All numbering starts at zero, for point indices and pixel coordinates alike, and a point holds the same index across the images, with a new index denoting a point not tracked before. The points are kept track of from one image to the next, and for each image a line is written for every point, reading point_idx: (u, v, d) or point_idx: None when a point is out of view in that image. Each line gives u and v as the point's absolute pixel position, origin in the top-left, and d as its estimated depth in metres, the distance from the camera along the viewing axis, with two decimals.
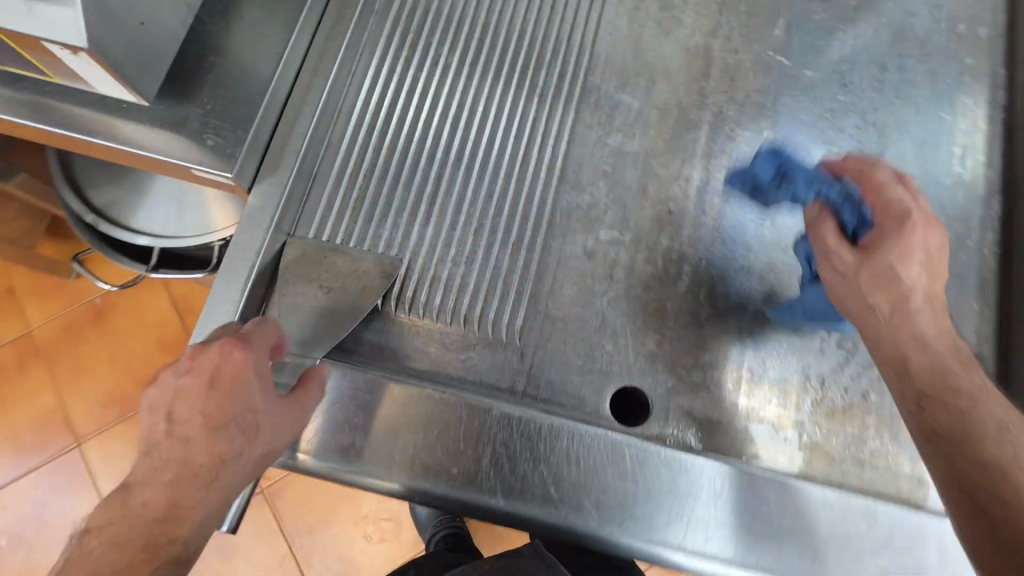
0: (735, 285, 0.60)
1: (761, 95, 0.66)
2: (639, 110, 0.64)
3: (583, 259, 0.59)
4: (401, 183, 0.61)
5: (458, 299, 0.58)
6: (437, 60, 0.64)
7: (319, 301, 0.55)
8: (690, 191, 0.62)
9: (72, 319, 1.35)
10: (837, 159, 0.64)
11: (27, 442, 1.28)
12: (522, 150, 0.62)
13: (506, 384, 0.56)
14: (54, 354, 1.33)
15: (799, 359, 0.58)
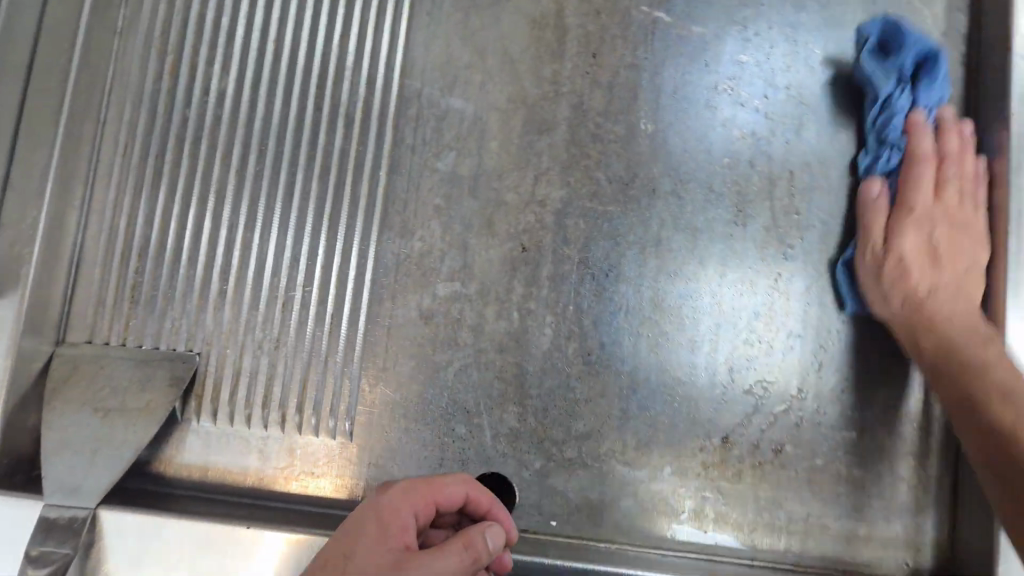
0: (611, 332, 0.48)
1: (636, 71, 0.50)
2: (474, 117, 0.50)
3: (420, 324, 0.48)
4: (186, 259, 0.49)
5: (273, 395, 0.48)
6: (209, 86, 0.50)
7: (86, 441, 0.44)
8: (549, 217, 0.49)
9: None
10: (738, 145, 0.50)
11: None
12: (331, 193, 0.49)
13: (342, 490, 0.47)
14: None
15: (695, 413, 0.48)
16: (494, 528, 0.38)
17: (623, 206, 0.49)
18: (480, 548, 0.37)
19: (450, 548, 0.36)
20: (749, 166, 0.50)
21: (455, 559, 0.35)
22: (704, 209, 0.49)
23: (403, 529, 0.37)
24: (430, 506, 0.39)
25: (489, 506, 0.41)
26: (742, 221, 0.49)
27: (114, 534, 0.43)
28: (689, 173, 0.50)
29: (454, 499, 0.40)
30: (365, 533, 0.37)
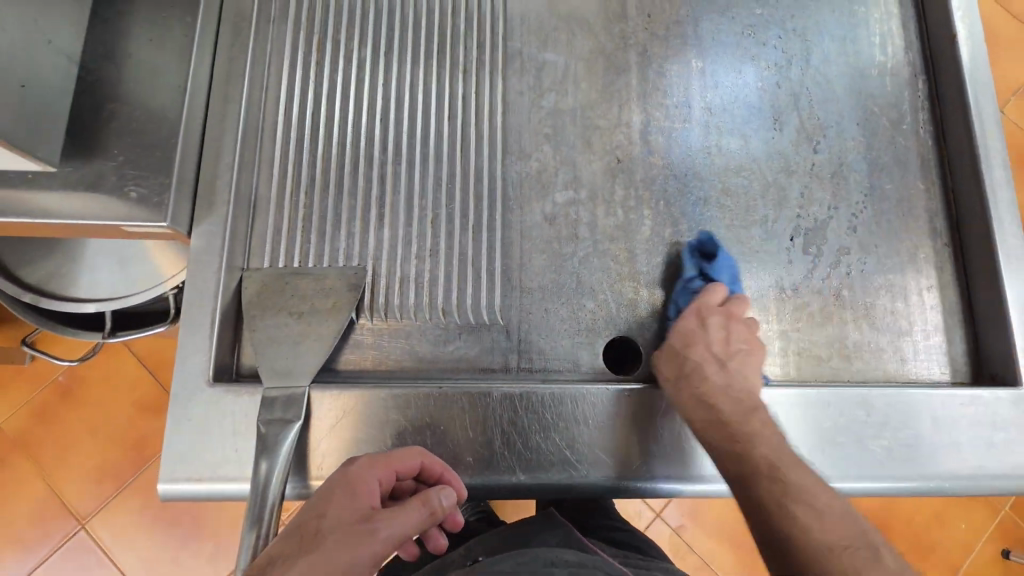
0: (696, 217, 0.60)
1: (682, 26, 0.66)
2: (565, 67, 0.64)
3: (545, 226, 0.59)
4: (345, 191, 0.59)
5: (431, 294, 0.57)
6: (351, 58, 0.62)
7: (290, 336, 0.52)
8: (633, 135, 0.62)
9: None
10: (766, 72, 0.65)
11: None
12: (460, 131, 0.61)
13: (499, 364, 0.56)
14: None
15: (772, 272, 0.60)
16: (447, 491, 0.47)
17: (688, 123, 0.63)
18: (435, 504, 0.46)
19: (409, 507, 0.44)
20: (776, 87, 0.65)
21: (415, 513, 0.45)
22: (749, 119, 0.64)
23: (371, 492, 0.45)
24: (406, 465, 0.48)
25: (442, 469, 0.49)
26: (778, 127, 0.64)
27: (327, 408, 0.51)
28: (733, 95, 0.64)
29: (413, 468, 0.48)
30: (345, 492, 0.44)
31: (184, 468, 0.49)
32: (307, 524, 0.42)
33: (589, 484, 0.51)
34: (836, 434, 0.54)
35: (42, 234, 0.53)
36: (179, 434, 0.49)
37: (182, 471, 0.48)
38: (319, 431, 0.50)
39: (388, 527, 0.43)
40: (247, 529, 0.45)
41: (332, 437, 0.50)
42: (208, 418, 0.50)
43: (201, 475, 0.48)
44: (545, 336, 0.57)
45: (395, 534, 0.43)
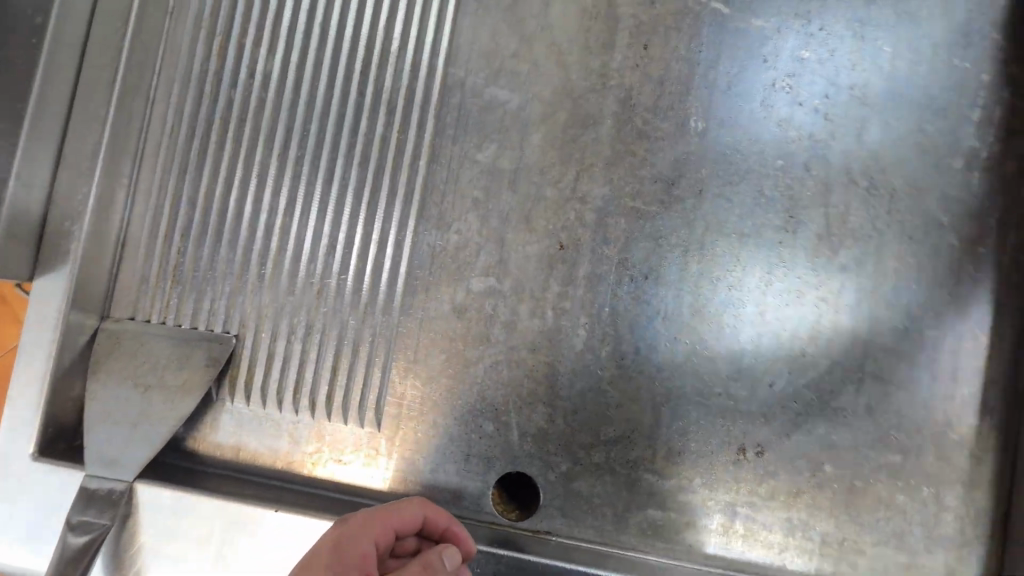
0: (647, 336, 0.47)
1: (689, 66, 0.48)
2: (517, 109, 0.49)
3: (453, 318, 0.48)
4: (226, 240, 0.50)
5: (305, 381, 0.48)
6: (254, 70, 0.50)
7: (129, 411, 0.46)
8: (589, 214, 0.48)
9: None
10: (793, 148, 0.47)
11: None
12: (370, 181, 0.49)
13: (367, 481, 0.47)
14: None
15: (731, 425, 0.46)
16: (450, 551, 0.38)
17: (667, 209, 0.47)
18: (438, 567, 0.37)
19: (409, 572, 0.36)
20: (802, 170, 0.47)
21: None
22: (754, 212, 0.47)
23: (364, 556, 0.37)
24: (407, 520, 0.41)
25: (445, 526, 0.42)
26: (792, 227, 0.47)
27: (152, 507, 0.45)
28: (739, 175, 0.47)
29: (414, 523, 0.41)
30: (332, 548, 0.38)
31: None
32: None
33: None
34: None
35: None
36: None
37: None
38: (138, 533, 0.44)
39: None
40: None
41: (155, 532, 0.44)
42: (27, 497, 0.45)
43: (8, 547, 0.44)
44: (427, 454, 0.47)
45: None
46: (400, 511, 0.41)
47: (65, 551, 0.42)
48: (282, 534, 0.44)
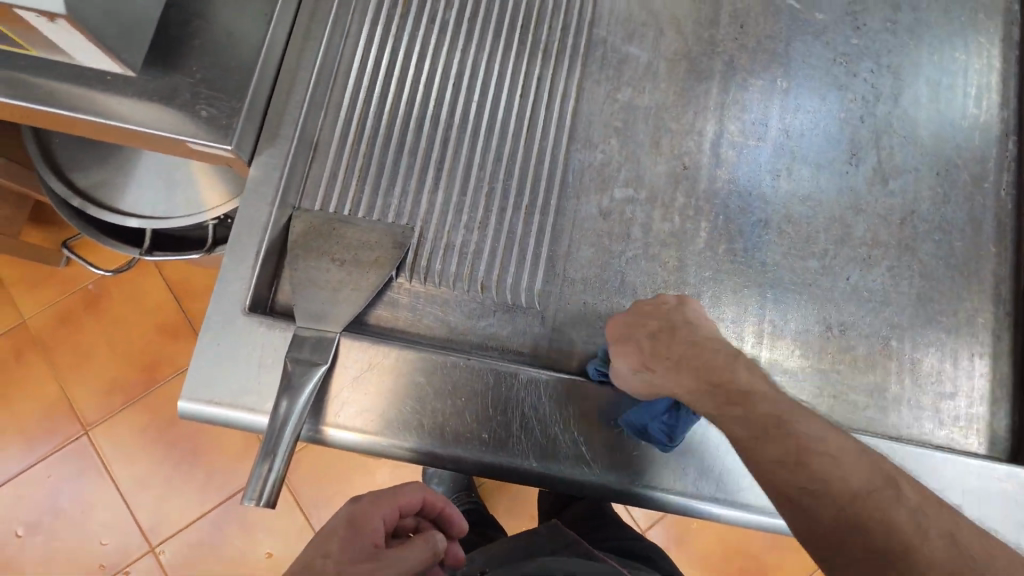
0: (752, 238, 0.59)
1: (774, 42, 0.64)
2: (647, 62, 0.62)
3: (598, 220, 0.58)
4: (408, 148, 0.58)
5: (473, 266, 0.56)
6: (436, 16, 0.61)
7: (330, 278, 0.52)
8: (703, 145, 0.61)
9: (81, 305, 1.25)
10: (851, 106, 0.63)
11: (33, 436, 1.18)
12: (530, 109, 0.60)
13: (528, 348, 0.55)
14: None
15: (822, 308, 0.58)
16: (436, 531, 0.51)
17: (762, 142, 0.61)
18: (435, 543, 0.49)
19: (411, 544, 0.48)
20: (860, 121, 0.63)
21: (419, 549, 0.48)
22: (825, 149, 0.62)
23: (373, 529, 0.49)
24: (409, 501, 0.53)
25: (440, 502, 0.56)
26: (855, 162, 0.61)
27: (354, 362, 0.51)
28: (814, 122, 0.62)
29: (414, 502, 0.54)
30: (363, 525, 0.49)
31: (204, 388, 0.49)
32: (312, 565, 0.44)
33: (600, 485, 0.50)
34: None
35: (103, 135, 0.53)
36: (205, 358, 0.50)
37: (203, 390, 0.49)
38: (340, 385, 0.50)
39: (397, 562, 0.45)
40: (260, 460, 0.44)
41: (357, 383, 0.50)
42: (238, 346, 0.50)
43: (222, 400, 0.49)
44: (580, 328, 0.56)
45: (407, 565, 0.45)
46: (404, 493, 0.53)
47: (277, 411, 0.47)
48: (472, 384, 0.51)
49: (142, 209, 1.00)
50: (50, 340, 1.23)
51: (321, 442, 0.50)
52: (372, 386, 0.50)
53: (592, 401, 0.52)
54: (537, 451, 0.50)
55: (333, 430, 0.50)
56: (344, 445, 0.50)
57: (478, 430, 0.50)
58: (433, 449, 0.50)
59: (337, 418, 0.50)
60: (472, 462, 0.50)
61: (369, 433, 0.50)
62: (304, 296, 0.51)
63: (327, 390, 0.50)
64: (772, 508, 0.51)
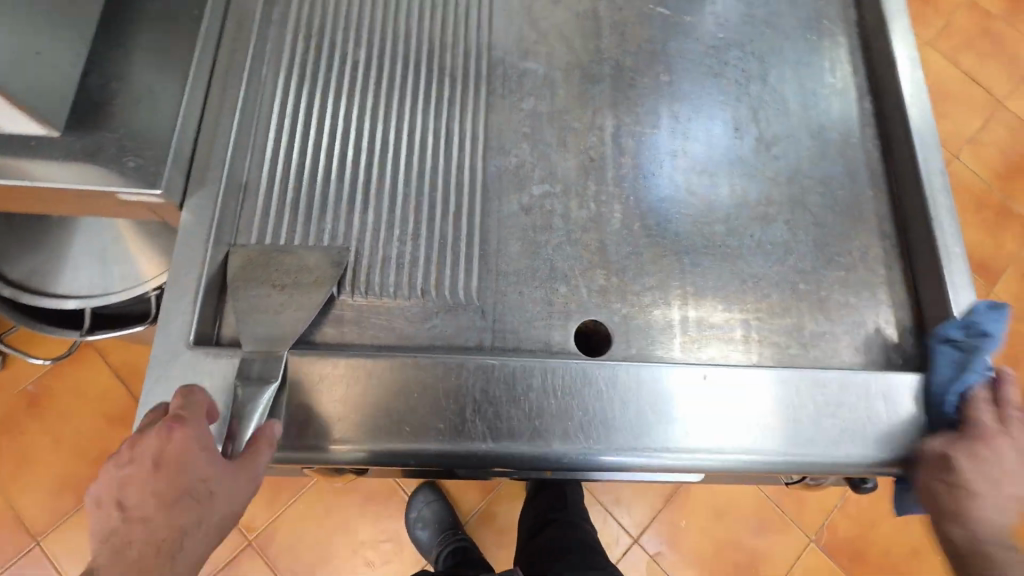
0: (663, 213, 0.65)
1: (652, 45, 0.72)
2: (545, 74, 0.69)
3: (522, 216, 0.63)
4: (334, 176, 0.62)
5: (410, 274, 0.60)
6: (346, 57, 0.66)
7: (274, 301, 0.54)
8: (606, 138, 0.67)
9: (18, 407, 1.19)
10: (728, 89, 0.71)
11: None
12: (444, 127, 0.65)
13: (474, 343, 0.58)
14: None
15: (734, 266, 0.63)
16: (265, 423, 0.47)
17: (656, 129, 0.68)
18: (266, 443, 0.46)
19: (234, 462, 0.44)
20: (737, 101, 0.71)
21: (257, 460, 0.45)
22: (713, 128, 0.69)
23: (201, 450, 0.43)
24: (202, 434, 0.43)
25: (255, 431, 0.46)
26: (739, 135, 0.69)
27: (304, 375, 0.52)
28: (697, 106, 0.70)
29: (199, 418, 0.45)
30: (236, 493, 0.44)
31: None
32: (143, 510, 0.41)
33: (556, 454, 0.53)
34: (793, 414, 0.56)
35: (31, 199, 0.55)
36: (156, 396, 0.50)
37: None
38: (292, 400, 0.51)
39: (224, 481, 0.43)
40: None
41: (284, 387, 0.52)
42: (188, 380, 0.51)
43: None
44: (520, 315, 0.60)
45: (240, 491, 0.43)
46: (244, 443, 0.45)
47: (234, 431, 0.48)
48: (424, 377, 0.53)
49: (79, 287, 1.00)
50: None
51: (281, 460, 0.51)
52: (325, 396, 0.52)
53: (540, 377, 0.54)
54: (493, 431, 0.53)
55: (292, 445, 0.50)
56: (304, 460, 0.51)
57: (434, 421, 0.52)
58: (392, 446, 0.51)
59: (294, 433, 0.51)
60: (433, 452, 0.52)
61: (328, 441, 0.51)
62: (249, 322, 0.53)
63: (279, 409, 0.51)
64: (720, 447, 0.54)
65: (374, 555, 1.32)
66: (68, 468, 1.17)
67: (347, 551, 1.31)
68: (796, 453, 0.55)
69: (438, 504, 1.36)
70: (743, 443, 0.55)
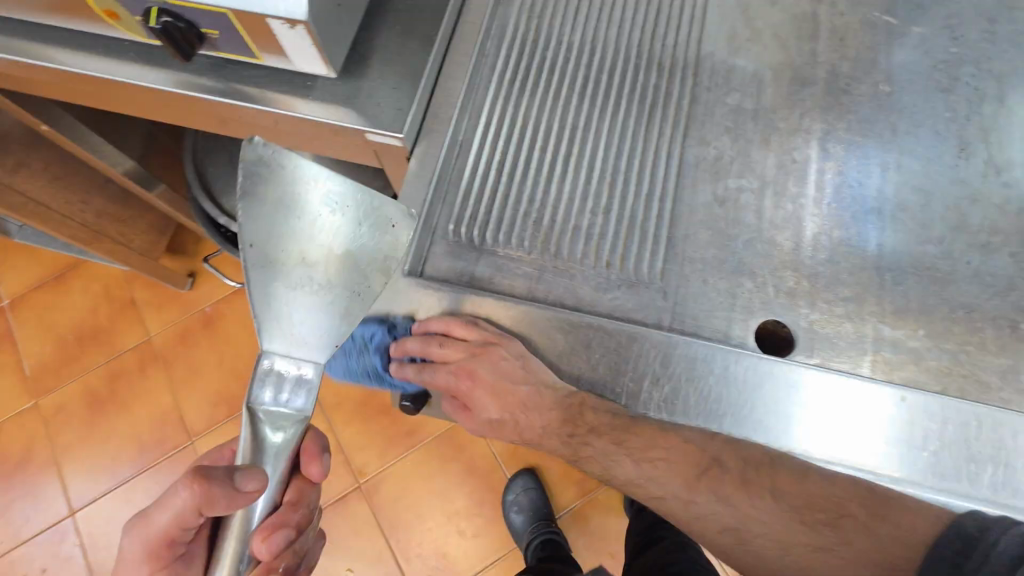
0: (866, 225, 0.62)
1: (874, 53, 0.69)
2: (753, 72, 0.69)
3: (714, 206, 0.63)
4: (540, 145, 0.66)
5: (597, 244, 0.62)
6: (563, 38, 0.70)
7: (478, 248, 0.62)
8: (811, 142, 0.65)
9: (199, 323, 1.51)
10: (957, 106, 0.66)
11: (148, 440, 1.43)
12: (647, 113, 0.67)
13: (652, 320, 0.59)
14: (177, 358, 1.48)
15: (944, 291, 0.59)
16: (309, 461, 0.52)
17: (869, 139, 0.65)
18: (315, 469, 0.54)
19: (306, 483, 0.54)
20: (966, 119, 0.65)
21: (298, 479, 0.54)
22: (934, 145, 0.65)
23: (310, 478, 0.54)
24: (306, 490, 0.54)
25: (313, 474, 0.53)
26: (965, 156, 0.64)
27: (494, 317, 0.59)
28: (919, 121, 0.66)
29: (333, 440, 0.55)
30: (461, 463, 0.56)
31: None
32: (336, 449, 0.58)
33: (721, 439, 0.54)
34: (984, 454, 0.52)
35: (294, 132, 0.66)
36: None
37: None
38: (481, 337, 0.58)
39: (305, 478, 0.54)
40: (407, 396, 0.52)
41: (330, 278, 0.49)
42: None
43: None
44: (701, 302, 0.60)
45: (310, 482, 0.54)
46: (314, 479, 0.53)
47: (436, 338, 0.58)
48: (601, 339, 0.57)
49: None
50: (173, 354, 1.49)
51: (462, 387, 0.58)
52: (510, 339, 0.58)
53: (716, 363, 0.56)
54: (659, 402, 0.55)
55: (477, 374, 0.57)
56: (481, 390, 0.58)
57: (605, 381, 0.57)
58: None
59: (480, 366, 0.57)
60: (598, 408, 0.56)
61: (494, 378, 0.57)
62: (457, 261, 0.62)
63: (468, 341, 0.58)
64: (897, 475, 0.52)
65: (467, 524, 1.37)
66: (229, 382, 1.46)
67: (445, 515, 1.37)
68: (981, 496, 0.51)
69: (535, 491, 1.37)
70: (919, 471, 0.52)
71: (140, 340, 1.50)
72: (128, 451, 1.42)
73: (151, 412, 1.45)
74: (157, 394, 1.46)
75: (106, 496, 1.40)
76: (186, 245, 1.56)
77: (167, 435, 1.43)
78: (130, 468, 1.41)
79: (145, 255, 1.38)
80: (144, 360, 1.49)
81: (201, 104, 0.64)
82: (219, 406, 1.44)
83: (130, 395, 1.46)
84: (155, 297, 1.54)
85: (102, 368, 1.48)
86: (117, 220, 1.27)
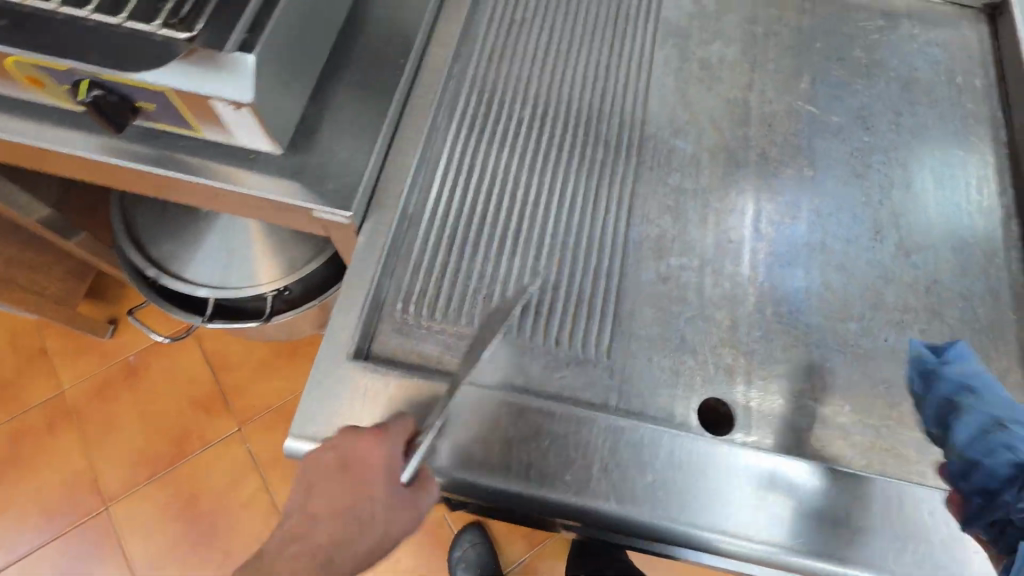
0: (796, 302, 0.66)
1: (798, 140, 0.75)
2: (692, 153, 0.73)
3: (658, 283, 0.65)
4: (490, 220, 0.66)
5: (547, 321, 0.63)
6: (513, 113, 0.72)
7: (429, 326, 0.61)
8: (745, 222, 0.69)
9: (121, 375, 1.39)
10: (871, 191, 0.72)
11: (59, 506, 1.29)
12: (594, 190, 0.69)
13: (600, 399, 0.60)
14: (93, 413, 1.36)
15: (865, 366, 0.63)
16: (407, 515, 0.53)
17: (796, 220, 0.70)
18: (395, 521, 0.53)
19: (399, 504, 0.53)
20: (880, 204, 0.72)
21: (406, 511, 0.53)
22: (853, 227, 0.70)
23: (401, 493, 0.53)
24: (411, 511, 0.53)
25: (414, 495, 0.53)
26: (880, 238, 0.70)
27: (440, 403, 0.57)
28: (839, 205, 0.71)
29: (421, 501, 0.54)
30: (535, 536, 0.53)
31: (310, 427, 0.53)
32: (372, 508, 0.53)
33: (669, 527, 0.55)
34: (909, 530, 0.56)
35: (235, 203, 0.63)
36: (317, 399, 0.55)
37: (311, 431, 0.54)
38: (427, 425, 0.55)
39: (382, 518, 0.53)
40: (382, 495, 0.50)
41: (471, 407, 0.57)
42: (344, 388, 0.55)
43: (325, 438, 0.53)
44: (648, 379, 0.61)
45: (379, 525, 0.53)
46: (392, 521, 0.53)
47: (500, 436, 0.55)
48: (553, 425, 0.57)
49: (212, 277, 1.08)
50: (91, 409, 1.36)
51: None
52: (457, 426, 0.56)
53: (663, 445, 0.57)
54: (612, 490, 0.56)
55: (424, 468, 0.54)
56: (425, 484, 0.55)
57: (556, 471, 0.56)
58: (513, 485, 0.55)
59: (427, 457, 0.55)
60: (550, 500, 0.55)
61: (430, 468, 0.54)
62: (406, 341, 0.60)
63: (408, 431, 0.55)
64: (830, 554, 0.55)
65: None
66: (154, 440, 1.35)
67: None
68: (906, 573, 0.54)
69: (483, 546, 1.34)
70: (860, 551, 0.55)
71: (51, 394, 1.37)
72: (31, 519, 1.28)
73: (61, 475, 1.31)
74: (70, 455, 1.33)
75: (2, 573, 1.26)
76: (108, 290, 1.45)
77: (80, 499, 1.30)
78: (34, 538, 1.27)
79: (59, 303, 1.27)
80: (54, 416, 1.35)
81: (134, 174, 0.61)
82: (140, 466, 1.33)
83: (35, 456, 1.32)
84: (70, 346, 1.42)
85: (3, 426, 1.34)
86: (29, 267, 1.17)
